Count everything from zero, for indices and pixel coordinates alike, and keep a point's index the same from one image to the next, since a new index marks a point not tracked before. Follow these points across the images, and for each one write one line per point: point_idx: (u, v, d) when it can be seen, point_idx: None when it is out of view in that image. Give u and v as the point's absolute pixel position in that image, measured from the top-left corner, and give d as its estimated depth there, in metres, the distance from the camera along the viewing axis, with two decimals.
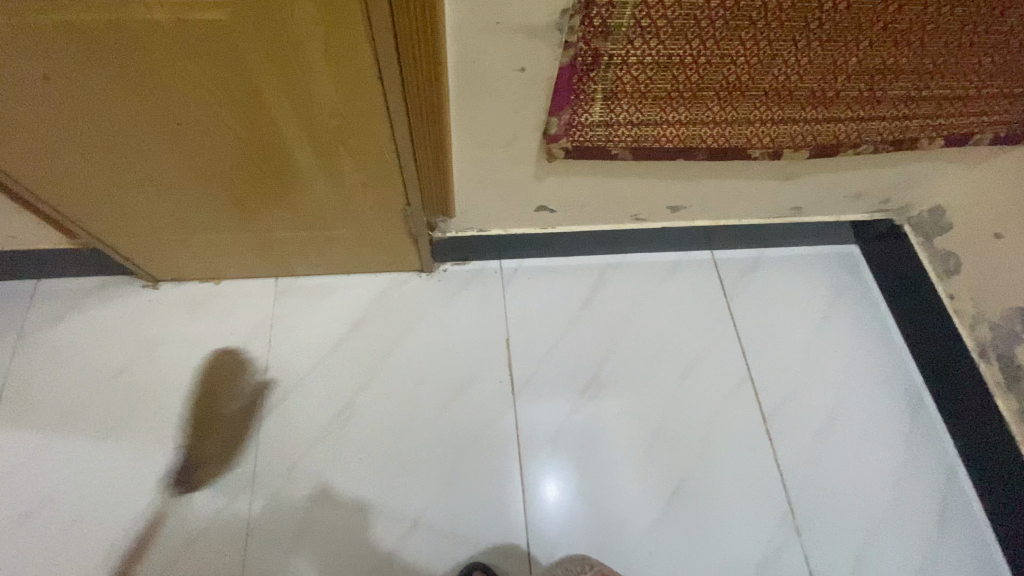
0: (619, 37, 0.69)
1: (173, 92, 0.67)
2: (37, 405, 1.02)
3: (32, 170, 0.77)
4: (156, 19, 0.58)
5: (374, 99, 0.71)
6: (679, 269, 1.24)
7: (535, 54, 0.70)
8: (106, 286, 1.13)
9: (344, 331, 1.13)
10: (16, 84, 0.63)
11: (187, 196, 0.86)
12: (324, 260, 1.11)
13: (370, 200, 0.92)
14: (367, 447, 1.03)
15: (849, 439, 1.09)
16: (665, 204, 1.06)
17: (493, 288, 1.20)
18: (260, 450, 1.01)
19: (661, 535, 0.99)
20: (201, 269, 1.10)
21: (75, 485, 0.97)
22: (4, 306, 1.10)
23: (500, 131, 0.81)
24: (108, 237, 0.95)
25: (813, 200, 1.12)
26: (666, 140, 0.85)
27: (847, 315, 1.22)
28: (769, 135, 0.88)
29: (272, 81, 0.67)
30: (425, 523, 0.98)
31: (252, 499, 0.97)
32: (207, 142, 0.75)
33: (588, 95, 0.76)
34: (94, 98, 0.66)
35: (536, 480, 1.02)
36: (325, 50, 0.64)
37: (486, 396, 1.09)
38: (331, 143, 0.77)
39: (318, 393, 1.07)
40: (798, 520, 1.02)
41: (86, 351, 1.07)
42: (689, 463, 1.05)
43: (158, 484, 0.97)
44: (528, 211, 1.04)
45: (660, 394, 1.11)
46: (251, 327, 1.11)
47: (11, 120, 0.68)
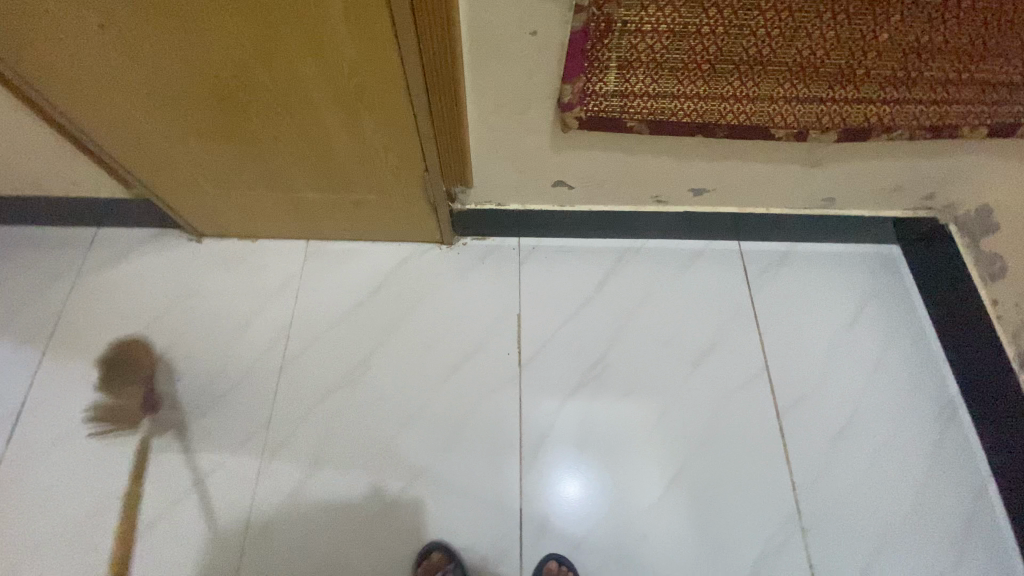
0: (632, 2, 0.69)
1: (211, 45, 0.71)
2: (87, 338, 1.12)
3: (93, 116, 0.85)
4: None
5: (392, 62, 0.73)
6: (702, 257, 1.22)
7: (549, 18, 0.71)
8: (156, 237, 1.23)
9: (364, 294, 1.18)
10: (79, 31, 0.70)
11: (224, 152, 0.92)
12: (350, 225, 1.17)
13: (392, 166, 0.95)
14: (375, 404, 1.07)
15: (869, 444, 1.04)
16: (687, 186, 1.05)
17: (510, 264, 1.22)
18: (277, 396, 1.07)
19: (657, 521, 0.98)
20: (239, 226, 1.18)
21: (111, 413, 1.05)
22: (67, 248, 1.21)
23: (515, 98, 0.83)
24: (156, 188, 1.03)
25: (847, 191, 1.07)
26: (683, 116, 0.84)
27: (880, 317, 1.16)
28: (794, 116, 0.85)
29: (299, 41, 0.70)
30: (422, 482, 1.00)
31: (265, 442, 1.03)
32: (241, 98, 0.80)
33: (602, 64, 0.77)
34: (144, 49, 0.72)
35: (534, 451, 1.03)
36: (346, 12, 0.66)
37: (493, 366, 1.11)
38: (354, 105, 0.80)
39: (334, 350, 1.12)
40: (805, 522, 0.98)
41: (132, 294, 1.16)
42: (692, 452, 1.03)
43: (183, 419, 1.05)
44: (546, 185, 1.05)
45: (670, 379, 1.09)
46: (279, 283, 1.18)
47: (75, 63, 0.75)
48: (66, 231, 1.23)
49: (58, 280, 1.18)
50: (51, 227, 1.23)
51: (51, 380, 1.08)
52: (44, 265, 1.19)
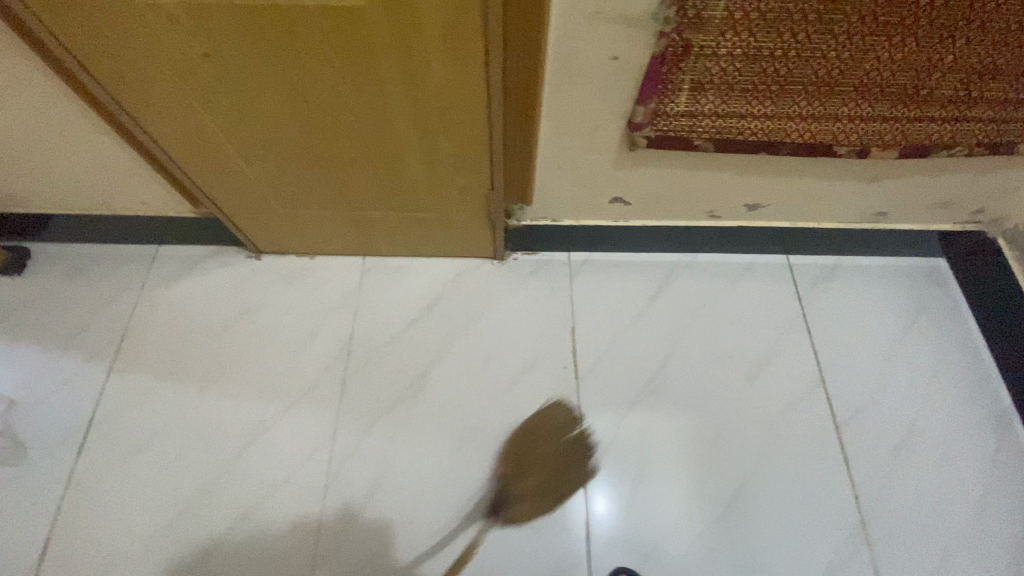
0: (711, 28, 0.72)
1: (307, 71, 0.74)
2: (152, 353, 1.15)
3: (178, 139, 0.88)
4: (306, 6, 0.65)
5: (478, 86, 0.76)
6: (751, 270, 1.23)
7: (630, 43, 0.74)
8: (215, 254, 1.26)
9: (420, 309, 1.21)
10: (182, 60, 0.73)
11: (298, 171, 0.95)
12: (407, 241, 1.19)
13: (459, 184, 0.98)
14: (437, 416, 1.10)
15: (928, 456, 1.05)
16: (742, 201, 1.07)
17: (561, 278, 1.24)
18: (341, 409, 1.10)
19: (720, 532, 0.99)
20: (298, 243, 1.21)
21: (179, 426, 1.08)
22: (129, 265, 1.25)
23: (587, 119, 0.86)
24: (226, 207, 1.06)
25: (899, 205, 1.09)
26: (749, 133, 0.87)
27: (931, 329, 1.17)
28: (856, 133, 0.87)
29: (392, 66, 0.73)
30: (487, 494, 1.03)
31: (332, 455, 1.06)
32: (326, 120, 0.83)
33: (675, 86, 0.80)
34: (242, 75, 0.75)
35: (596, 463, 1.05)
36: (443, 39, 0.69)
37: (551, 380, 1.13)
38: (434, 125, 0.83)
39: (394, 364, 1.15)
40: (869, 533, 0.98)
41: (195, 310, 1.19)
42: (751, 463, 1.04)
43: (251, 432, 1.08)
44: (604, 202, 1.07)
45: (724, 392, 1.10)
46: (338, 298, 1.21)
47: (171, 90, 0.78)
48: (128, 248, 1.27)
49: (122, 297, 1.21)
50: (113, 246, 1.27)
51: (120, 394, 1.11)
52: (108, 282, 1.23)
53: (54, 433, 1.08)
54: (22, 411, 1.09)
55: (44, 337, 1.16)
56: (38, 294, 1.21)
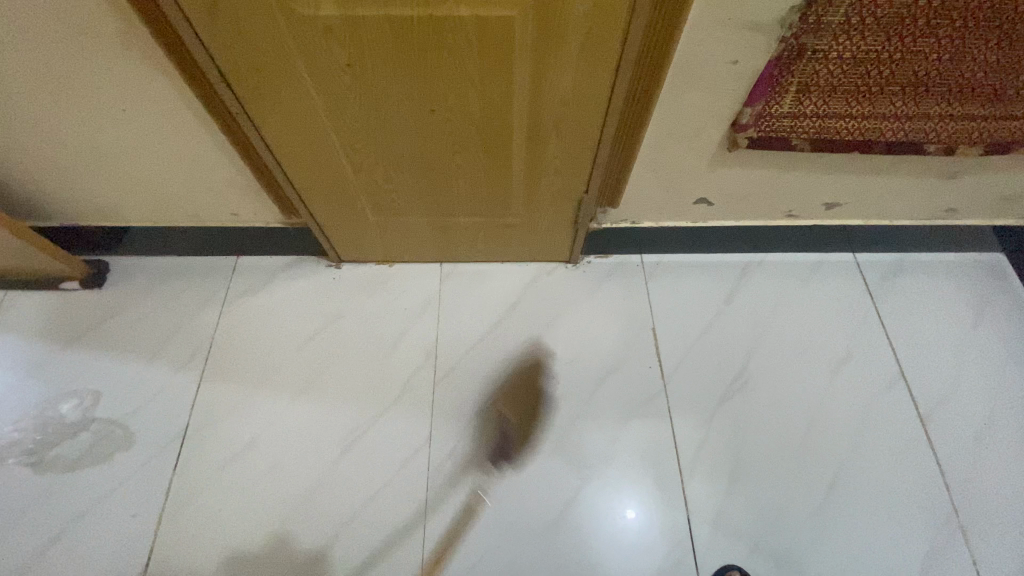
0: (827, 33, 0.75)
1: (443, 79, 0.77)
2: (241, 363, 1.16)
3: (294, 148, 0.90)
4: (460, 16, 0.68)
5: (602, 90, 0.79)
6: (819, 268, 1.27)
7: (750, 47, 0.78)
8: (295, 263, 1.28)
9: (501, 313, 1.23)
10: (324, 71, 0.76)
11: (402, 178, 0.98)
12: (488, 246, 1.22)
13: (555, 189, 1.01)
14: (528, 419, 1.11)
15: (1012, 445, 1.07)
16: (820, 200, 1.11)
17: (637, 280, 1.27)
18: (434, 412, 1.11)
19: (820, 526, 1.01)
20: (380, 251, 1.23)
21: (275, 434, 1.09)
22: (210, 276, 1.26)
23: (692, 120, 0.89)
24: (320, 216, 1.08)
25: (968, 201, 1.13)
26: (845, 133, 0.91)
27: (998, 321, 1.20)
28: (945, 131, 0.92)
29: (525, 71, 0.76)
30: (586, 494, 1.04)
31: (429, 459, 1.06)
32: (445, 127, 0.86)
33: (784, 88, 0.83)
34: (377, 85, 0.78)
35: (691, 461, 1.06)
36: (582, 45, 0.72)
37: (637, 379, 1.15)
38: (548, 131, 0.87)
39: (482, 367, 1.16)
40: (964, 522, 1.00)
41: (279, 319, 1.21)
42: (843, 457, 1.07)
43: (346, 438, 1.08)
44: (688, 203, 1.11)
45: (808, 390, 1.13)
46: (420, 305, 1.23)
47: (303, 100, 0.81)
48: (207, 260, 1.28)
49: (206, 307, 1.22)
50: (192, 257, 1.28)
51: (211, 403, 1.12)
52: (191, 293, 1.24)
53: (148, 443, 1.08)
54: (116, 423, 1.10)
55: (131, 350, 1.18)
56: (121, 308, 1.22)
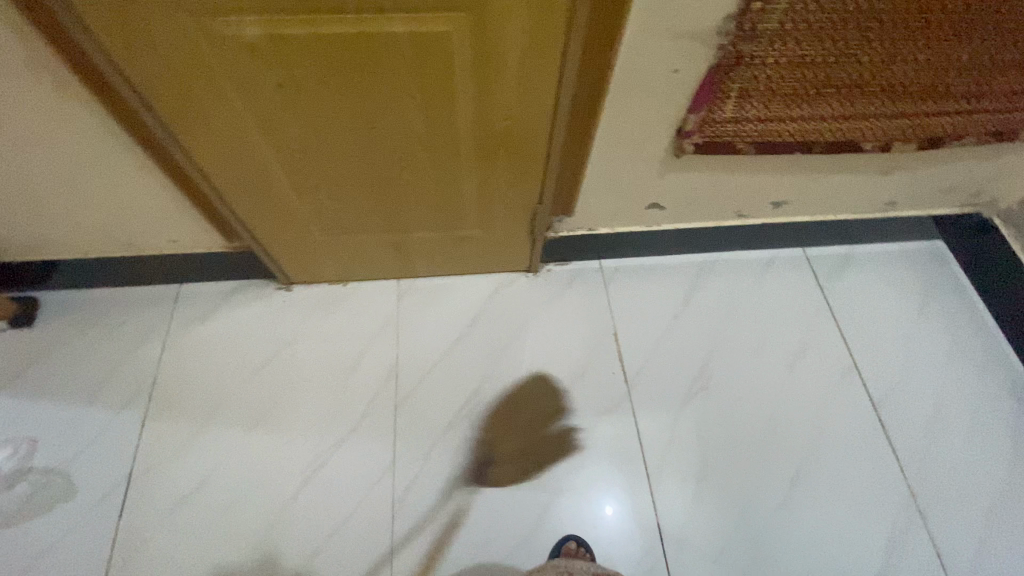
0: (763, 40, 0.76)
1: (382, 97, 0.74)
2: (190, 398, 1.10)
3: (231, 172, 0.86)
4: (394, 32, 0.65)
5: (547, 102, 0.78)
6: (772, 265, 1.30)
7: (690, 55, 0.78)
8: (244, 288, 1.22)
9: (463, 327, 1.21)
10: (254, 91, 0.72)
11: (349, 197, 0.94)
12: (445, 260, 1.20)
13: (508, 201, 1.00)
14: (496, 436, 1.09)
15: (959, 426, 1.12)
16: (768, 199, 1.13)
17: (597, 286, 1.26)
18: (398, 435, 1.08)
19: (787, 521, 1.03)
20: (333, 270, 1.19)
21: (230, 470, 1.04)
22: (152, 307, 1.19)
23: (639, 129, 0.89)
24: (264, 238, 1.04)
25: (907, 194, 1.17)
26: (787, 135, 0.93)
27: (941, 307, 1.26)
28: (881, 129, 0.95)
29: (467, 86, 0.74)
30: (559, 507, 1.03)
31: (395, 485, 1.03)
32: (389, 144, 0.83)
33: (725, 94, 0.84)
34: (312, 103, 0.74)
35: (659, 466, 1.07)
36: (522, 59, 0.71)
37: (602, 387, 1.15)
38: (495, 144, 0.85)
39: (446, 384, 1.14)
40: (921, 505, 1.04)
41: (228, 349, 1.15)
42: (804, 450, 1.09)
43: (307, 469, 1.04)
44: (641, 208, 1.11)
45: (768, 386, 1.15)
46: (379, 324, 1.20)
47: (236, 121, 0.76)
48: (148, 289, 1.21)
49: (148, 340, 1.16)
50: (132, 288, 1.21)
51: (159, 444, 1.05)
52: (131, 327, 1.17)
53: (91, 491, 1.01)
54: (55, 472, 1.02)
55: (67, 392, 1.10)
56: (54, 347, 1.14)
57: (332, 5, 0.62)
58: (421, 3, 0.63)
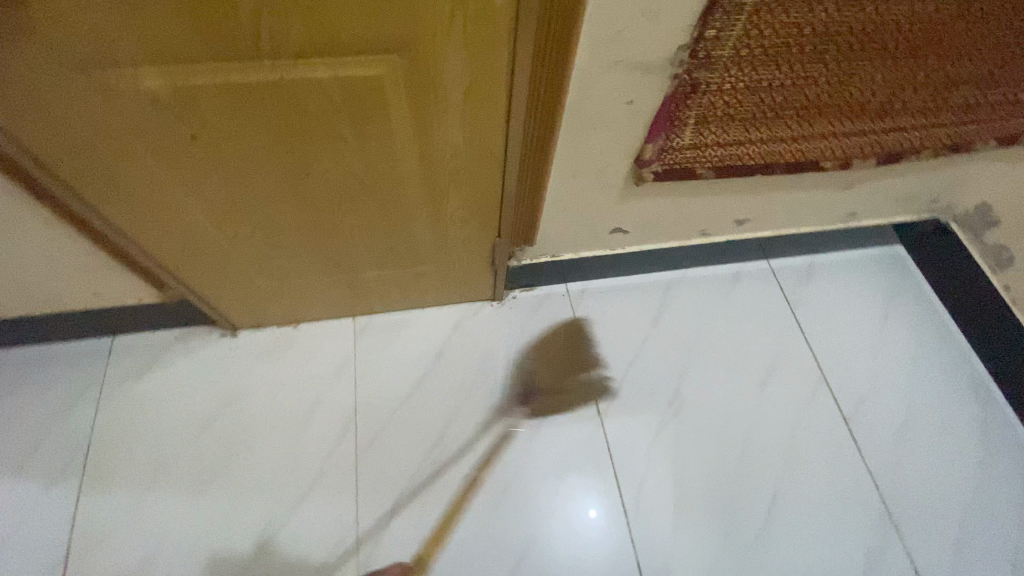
0: (718, 66, 0.73)
1: (313, 143, 0.67)
2: (129, 464, 1.01)
3: (152, 225, 0.77)
4: (319, 78, 0.58)
5: (497, 141, 0.73)
6: (739, 279, 1.28)
7: (645, 86, 0.74)
8: (185, 336, 1.13)
9: (425, 366, 1.14)
10: (167, 144, 0.64)
11: (289, 242, 0.87)
12: (403, 295, 1.13)
13: (464, 235, 0.95)
14: (466, 478, 1.04)
15: (929, 435, 1.12)
16: (732, 217, 1.11)
17: (564, 311, 1.22)
18: (360, 490, 1.01)
19: (768, 545, 1.00)
20: (283, 313, 1.11)
21: (178, 541, 0.96)
22: (82, 364, 1.09)
23: (597, 159, 0.85)
24: (201, 287, 0.95)
25: (868, 204, 1.17)
26: (747, 158, 0.90)
27: (904, 314, 1.26)
28: (841, 147, 0.93)
29: (408, 128, 0.68)
30: (535, 552, 0.98)
31: (361, 542, 0.97)
32: (327, 190, 0.76)
33: (683, 121, 0.80)
34: (236, 155, 0.67)
35: (637, 498, 1.03)
36: (466, 100, 0.65)
37: (575, 417, 1.11)
38: (445, 183, 0.79)
39: (410, 429, 1.08)
40: (896, 519, 1.04)
41: (171, 405, 1.06)
42: (781, 471, 1.07)
43: (264, 533, 0.97)
44: (605, 233, 1.07)
45: (741, 406, 1.13)
46: (335, 366, 1.13)
47: (150, 176, 0.68)
48: (77, 344, 1.11)
49: (80, 402, 1.05)
50: (58, 344, 1.10)
51: (95, 519, 0.96)
52: (59, 389, 1.06)
53: None
54: None
55: None
56: None
57: (243, 54, 0.54)
58: (347, 48, 0.56)
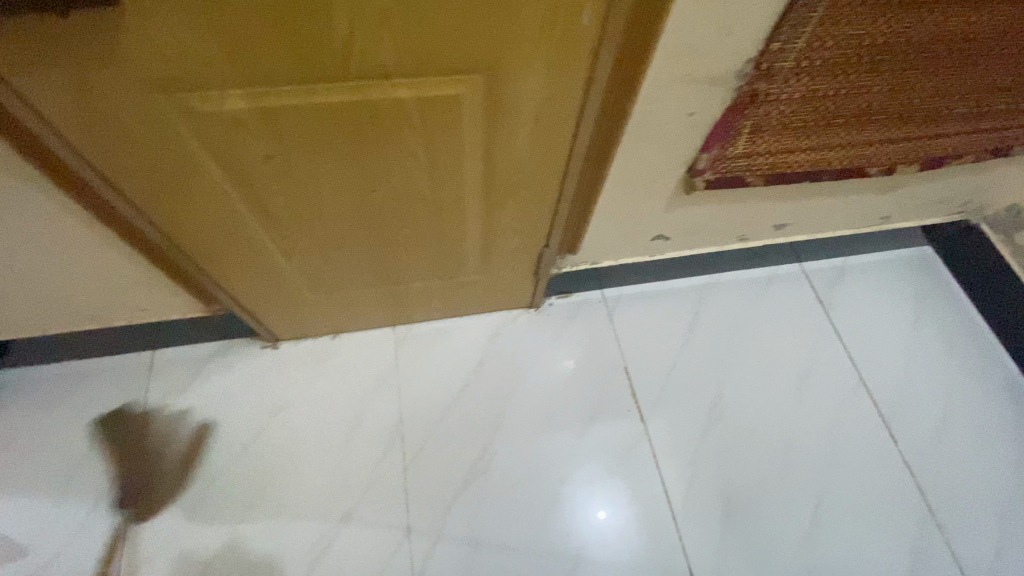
0: (778, 78, 0.74)
1: (383, 160, 0.67)
2: (177, 479, 1.01)
3: (213, 242, 0.77)
4: (399, 98, 0.59)
5: (560, 154, 0.73)
6: (772, 282, 1.29)
7: (707, 99, 0.74)
8: (226, 349, 1.13)
9: (466, 375, 1.14)
10: (241, 164, 0.64)
11: (343, 254, 0.87)
12: (444, 304, 1.13)
13: (513, 246, 0.95)
14: (513, 487, 1.04)
15: (968, 436, 1.13)
16: (771, 223, 1.12)
17: (601, 318, 1.23)
18: (410, 501, 1.02)
19: (815, 548, 1.01)
20: (324, 324, 1.11)
21: (229, 556, 0.95)
22: (124, 379, 1.08)
23: (651, 170, 0.85)
24: (250, 301, 0.95)
25: (902, 207, 1.18)
26: (795, 166, 0.90)
27: (935, 314, 1.27)
28: (885, 153, 0.94)
29: (477, 144, 0.68)
30: (585, 560, 0.99)
31: (413, 553, 0.98)
32: (389, 204, 0.76)
33: (739, 132, 0.81)
34: (307, 173, 0.67)
35: (684, 503, 1.04)
36: (537, 117, 0.65)
37: (618, 424, 1.11)
38: (503, 196, 0.79)
39: (455, 439, 1.08)
40: (939, 519, 1.05)
41: (215, 419, 1.06)
42: (824, 474, 1.08)
43: (316, 546, 0.97)
44: (647, 240, 1.07)
45: (781, 409, 1.14)
46: (377, 377, 1.13)
47: (219, 195, 0.68)
48: (118, 359, 1.10)
49: (124, 417, 1.05)
50: (99, 359, 1.10)
51: (146, 536, 0.96)
52: (102, 405, 1.06)
53: None
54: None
55: (33, 487, 0.98)
56: (14, 435, 1.02)
57: (328, 75, 0.54)
58: (433, 68, 0.56)
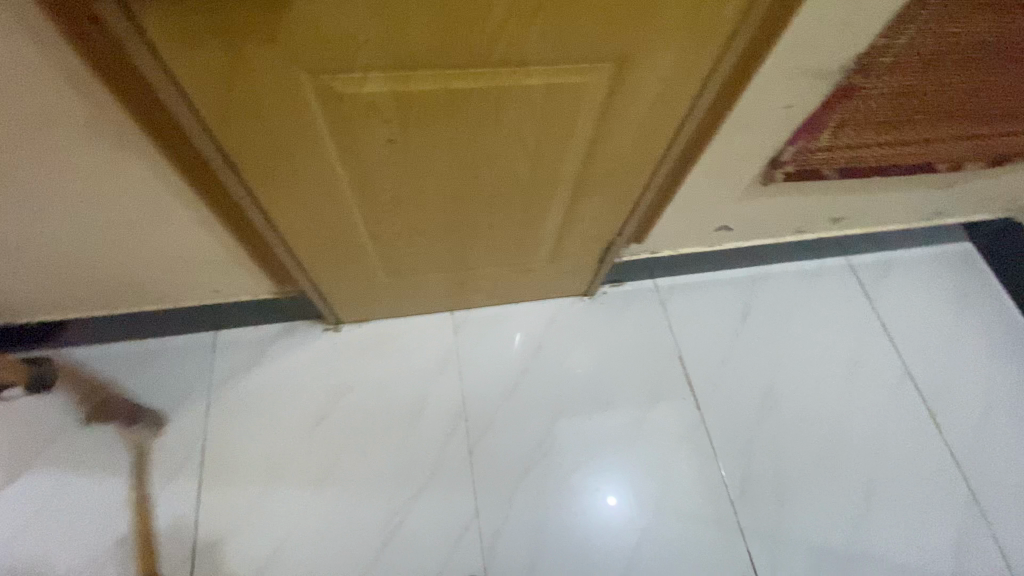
0: (876, 73, 0.75)
1: (494, 146, 0.68)
2: (245, 459, 1.02)
3: (310, 225, 0.77)
4: (529, 85, 0.60)
5: (660, 145, 0.74)
6: (819, 275, 1.31)
7: (804, 92, 0.76)
8: (289, 330, 1.14)
9: (525, 360, 1.16)
10: (360, 147, 0.65)
11: (425, 239, 0.87)
12: (504, 291, 1.15)
13: (588, 235, 0.96)
14: (574, 473, 1.06)
15: (1010, 426, 1.16)
16: (829, 215, 1.14)
17: (654, 306, 1.24)
18: (475, 484, 1.04)
19: (865, 534, 1.05)
20: (387, 308, 1.12)
21: (302, 533, 0.97)
22: (190, 359, 1.09)
23: (733, 160, 0.87)
24: (326, 284, 0.96)
25: (955, 203, 1.20)
26: (872, 160, 0.92)
27: (976, 308, 1.31)
28: (957, 150, 0.95)
29: (585, 131, 0.69)
30: (648, 543, 1.01)
31: (481, 534, 1.00)
32: (486, 190, 0.77)
33: (826, 126, 0.82)
34: (420, 158, 0.68)
35: (740, 490, 1.07)
36: (650, 108, 0.66)
37: (675, 411, 1.13)
38: (595, 185, 0.80)
39: (516, 424, 1.10)
40: (984, 507, 1.08)
41: (281, 400, 1.07)
42: (874, 465, 1.11)
43: (386, 526, 0.99)
44: (710, 230, 1.09)
45: (831, 399, 1.17)
46: (437, 361, 1.14)
47: (330, 178, 0.68)
48: (181, 339, 1.11)
49: (191, 397, 1.06)
50: (164, 339, 1.10)
51: (218, 514, 0.97)
52: (168, 384, 1.07)
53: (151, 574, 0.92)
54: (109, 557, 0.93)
55: (104, 465, 0.99)
56: (82, 414, 1.03)
57: (471, 60, 0.55)
58: (568, 56, 0.57)
